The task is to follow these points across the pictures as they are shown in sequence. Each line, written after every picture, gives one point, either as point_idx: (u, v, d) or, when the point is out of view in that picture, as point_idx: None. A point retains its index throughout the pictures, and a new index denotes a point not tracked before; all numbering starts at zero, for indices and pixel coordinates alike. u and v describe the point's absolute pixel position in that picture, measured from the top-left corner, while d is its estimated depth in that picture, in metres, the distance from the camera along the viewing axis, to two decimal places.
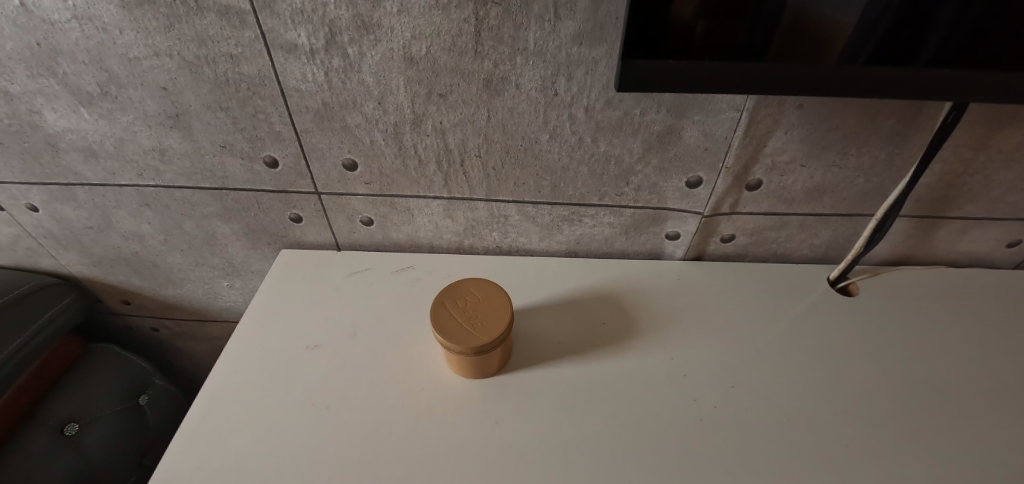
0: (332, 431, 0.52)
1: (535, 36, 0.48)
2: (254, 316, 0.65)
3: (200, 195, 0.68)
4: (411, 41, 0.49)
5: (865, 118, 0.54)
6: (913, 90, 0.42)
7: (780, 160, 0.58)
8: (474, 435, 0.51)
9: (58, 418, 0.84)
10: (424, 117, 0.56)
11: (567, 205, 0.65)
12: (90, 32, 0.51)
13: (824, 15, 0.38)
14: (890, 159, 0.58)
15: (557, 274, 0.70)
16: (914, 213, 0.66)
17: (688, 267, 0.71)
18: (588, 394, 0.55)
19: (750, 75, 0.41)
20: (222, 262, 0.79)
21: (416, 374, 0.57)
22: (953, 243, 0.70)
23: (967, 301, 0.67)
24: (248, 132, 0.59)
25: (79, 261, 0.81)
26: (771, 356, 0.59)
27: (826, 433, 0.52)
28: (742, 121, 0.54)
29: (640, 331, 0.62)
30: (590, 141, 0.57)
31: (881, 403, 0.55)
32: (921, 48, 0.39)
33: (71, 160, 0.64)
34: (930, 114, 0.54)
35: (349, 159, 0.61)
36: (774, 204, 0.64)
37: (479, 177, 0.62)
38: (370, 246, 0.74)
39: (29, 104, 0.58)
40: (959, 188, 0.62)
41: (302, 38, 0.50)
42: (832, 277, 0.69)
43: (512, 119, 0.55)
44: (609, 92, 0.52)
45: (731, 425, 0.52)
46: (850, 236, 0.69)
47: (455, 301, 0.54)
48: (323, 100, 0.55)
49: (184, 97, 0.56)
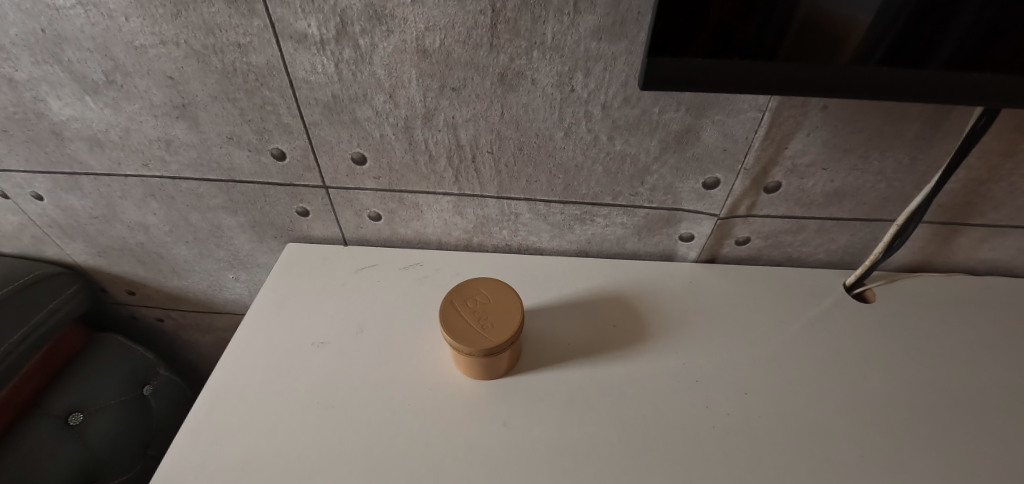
0: (336, 430, 0.51)
1: (552, 30, 0.46)
2: (259, 310, 0.64)
3: (206, 187, 0.67)
4: (425, 33, 0.48)
5: (892, 120, 0.52)
6: (950, 94, 0.40)
7: (801, 162, 0.56)
8: (480, 438, 0.50)
9: (63, 408, 0.84)
10: (436, 111, 0.54)
11: (579, 204, 0.64)
12: (96, 19, 0.49)
13: (858, 14, 0.36)
14: (915, 164, 0.56)
15: (567, 274, 0.68)
16: (936, 219, 0.64)
17: (701, 269, 0.70)
18: (596, 398, 0.54)
19: (779, 76, 0.39)
20: (228, 255, 0.78)
21: (424, 372, 0.56)
22: (973, 251, 0.68)
23: (984, 309, 0.66)
24: (255, 124, 0.58)
25: (83, 251, 0.81)
26: (784, 362, 0.58)
27: (841, 443, 0.51)
28: (763, 122, 0.52)
29: (651, 335, 0.61)
30: (605, 140, 0.56)
31: (897, 414, 0.54)
32: (961, 51, 0.37)
33: (75, 149, 0.63)
34: (959, 118, 0.52)
35: (358, 153, 0.60)
36: (792, 207, 0.62)
37: (490, 174, 0.61)
38: (377, 241, 0.73)
39: (34, 92, 0.57)
40: (984, 194, 0.60)
41: (312, 28, 0.48)
42: (848, 282, 0.68)
43: (526, 115, 0.54)
44: (628, 89, 0.51)
45: (743, 433, 0.51)
46: (869, 240, 0.67)
47: (463, 301, 0.53)
48: (333, 92, 0.54)
49: (190, 86, 0.55)
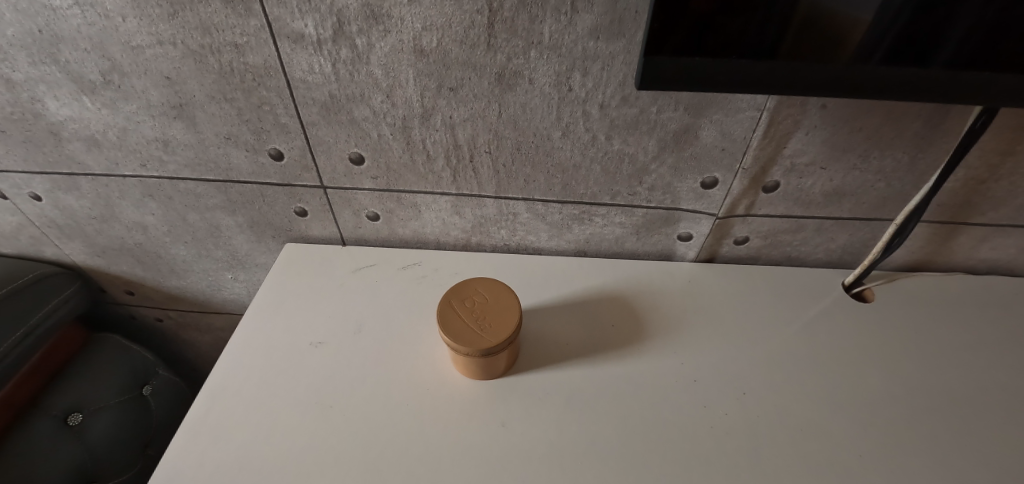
0: (335, 430, 0.51)
1: (550, 29, 0.46)
2: (257, 311, 0.64)
3: (204, 187, 0.67)
4: (422, 33, 0.48)
5: (891, 119, 0.52)
6: (947, 93, 0.40)
7: (800, 162, 0.56)
8: (478, 439, 0.50)
9: (62, 408, 0.84)
10: (433, 111, 0.54)
11: (578, 204, 0.63)
12: (92, 19, 0.49)
13: (857, 13, 0.36)
14: (914, 163, 0.56)
15: (566, 274, 0.68)
16: (936, 219, 0.64)
17: (700, 269, 0.70)
18: (595, 398, 0.54)
19: (776, 75, 0.39)
20: (226, 255, 0.78)
21: (423, 371, 0.56)
22: (973, 250, 0.68)
23: (983, 309, 0.66)
24: (253, 124, 0.58)
25: (82, 251, 0.81)
26: (784, 362, 0.58)
27: (840, 443, 0.51)
28: (762, 121, 0.52)
29: (649, 335, 0.61)
30: (604, 139, 0.55)
31: (896, 413, 0.54)
32: (959, 50, 0.37)
33: (73, 149, 0.63)
34: (958, 117, 0.51)
35: (356, 153, 0.60)
36: (791, 206, 0.62)
37: (489, 174, 0.61)
38: (375, 241, 0.73)
39: (31, 92, 0.57)
40: (984, 193, 0.60)
41: (309, 28, 0.48)
42: (848, 281, 0.68)
43: (524, 115, 0.54)
44: (626, 88, 0.50)
45: (742, 433, 0.51)
46: (868, 240, 0.67)
47: (461, 302, 0.53)
48: (330, 92, 0.54)
49: (187, 87, 0.55)
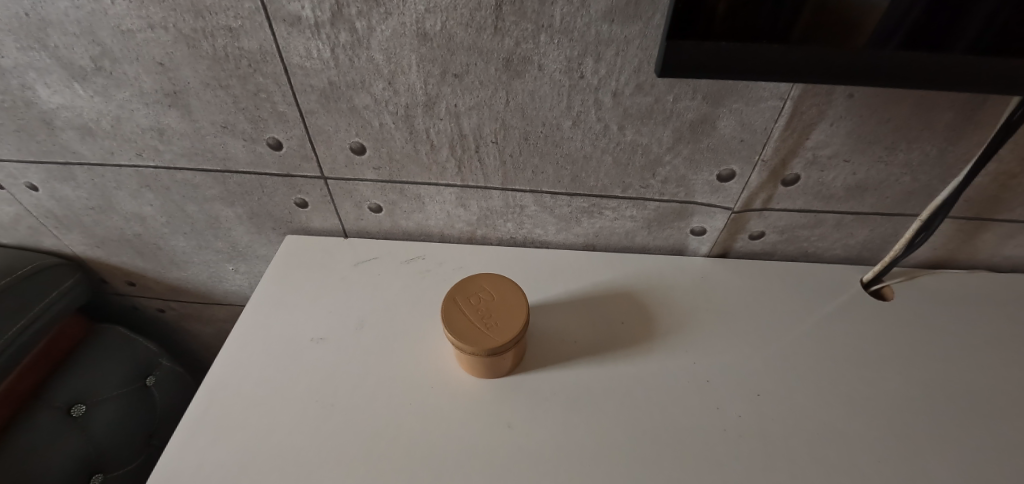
0: (336, 429, 0.50)
1: (561, 12, 0.43)
2: (258, 305, 0.62)
3: (202, 177, 0.65)
4: (425, 15, 0.45)
5: (922, 110, 0.49)
6: (994, 83, 0.37)
7: (822, 154, 0.53)
8: (483, 438, 0.49)
9: (64, 400, 0.83)
10: (437, 99, 0.52)
11: (587, 197, 0.61)
12: (80, 2, 0.47)
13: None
14: (944, 156, 0.53)
15: (573, 268, 0.66)
16: (963, 214, 0.61)
17: (712, 265, 0.68)
18: (602, 398, 0.52)
19: (813, 62, 0.36)
20: (226, 246, 0.76)
21: (426, 369, 0.55)
22: (998, 247, 0.65)
23: (1005, 306, 0.63)
24: (250, 112, 0.56)
25: (81, 242, 0.79)
26: (797, 361, 0.56)
27: (856, 447, 0.49)
28: (784, 111, 0.49)
29: (660, 333, 0.59)
30: (616, 129, 0.53)
31: (916, 417, 0.51)
32: (1007, 35, 0.34)
33: (67, 138, 0.62)
34: (992, 110, 0.49)
35: (357, 142, 0.58)
36: (810, 201, 0.59)
37: (494, 165, 0.58)
38: (378, 234, 0.71)
39: (21, 79, 0.55)
40: (1015, 188, 0.57)
41: (306, 10, 0.46)
42: (867, 278, 0.65)
43: (532, 103, 0.51)
44: (641, 75, 0.48)
45: (756, 437, 0.49)
46: (891, 234, 0.64)
47: (467, 298, 0.51)
48: (330, 79, 0.51)
49: (181, 73, 0.52)
